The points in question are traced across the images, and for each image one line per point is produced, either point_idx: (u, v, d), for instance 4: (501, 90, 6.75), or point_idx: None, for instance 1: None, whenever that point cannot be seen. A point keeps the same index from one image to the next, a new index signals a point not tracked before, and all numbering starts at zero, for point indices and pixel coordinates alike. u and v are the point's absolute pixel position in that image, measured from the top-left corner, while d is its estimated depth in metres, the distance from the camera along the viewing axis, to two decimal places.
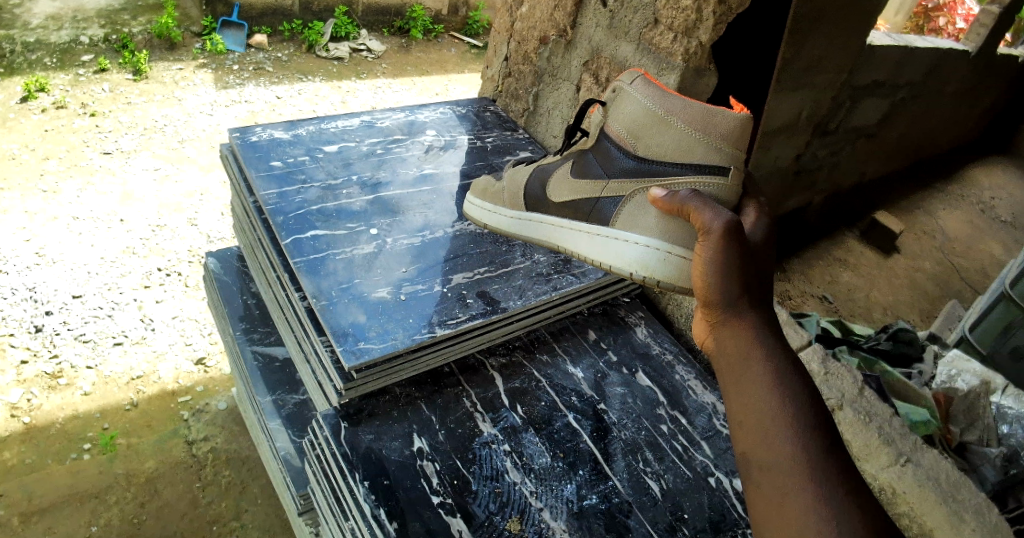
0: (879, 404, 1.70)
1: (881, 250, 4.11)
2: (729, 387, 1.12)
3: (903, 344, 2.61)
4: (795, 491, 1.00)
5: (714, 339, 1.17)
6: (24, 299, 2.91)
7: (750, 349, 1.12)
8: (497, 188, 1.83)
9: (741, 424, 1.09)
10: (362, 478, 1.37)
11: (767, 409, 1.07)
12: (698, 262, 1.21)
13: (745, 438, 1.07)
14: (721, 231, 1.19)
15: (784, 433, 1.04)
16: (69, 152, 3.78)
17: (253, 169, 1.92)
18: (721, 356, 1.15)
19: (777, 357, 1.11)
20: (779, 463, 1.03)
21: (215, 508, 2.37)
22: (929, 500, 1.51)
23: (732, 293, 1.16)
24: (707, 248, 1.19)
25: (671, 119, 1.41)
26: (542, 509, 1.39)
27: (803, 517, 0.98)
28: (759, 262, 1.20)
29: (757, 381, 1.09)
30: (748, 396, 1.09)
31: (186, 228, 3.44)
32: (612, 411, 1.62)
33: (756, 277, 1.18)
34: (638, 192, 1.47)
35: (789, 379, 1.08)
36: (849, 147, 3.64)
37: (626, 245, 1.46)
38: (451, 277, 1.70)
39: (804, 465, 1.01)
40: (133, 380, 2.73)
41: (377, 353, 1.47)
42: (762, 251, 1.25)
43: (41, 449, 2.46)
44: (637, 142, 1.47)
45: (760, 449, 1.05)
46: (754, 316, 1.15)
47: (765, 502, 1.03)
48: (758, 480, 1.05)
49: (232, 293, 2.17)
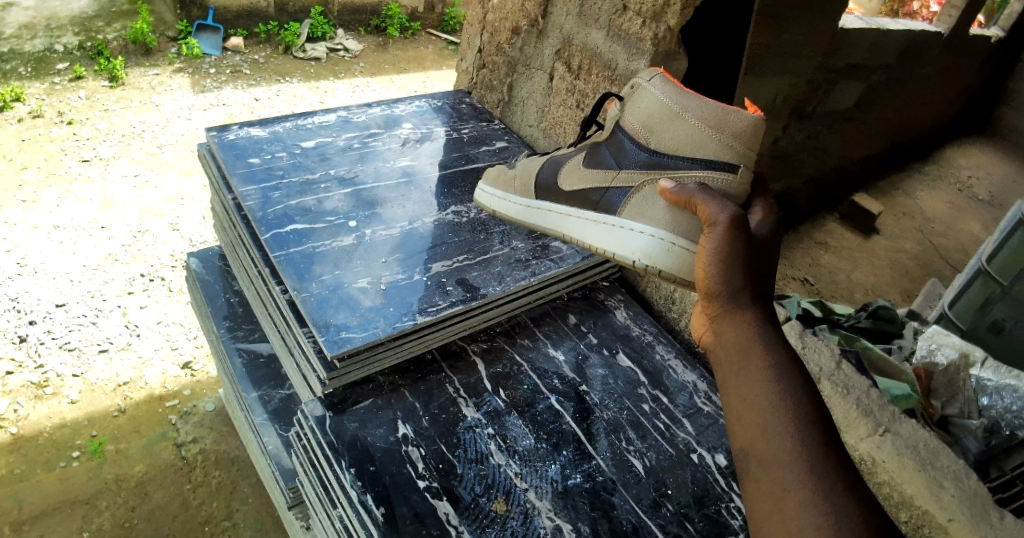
0: (856, 377, 1.74)
1: (861, 232, 4.15)
2: (728, 381, 1.14)
3: (883, 322, 2.65)
4: (794, 486, 1.01)
5: (715, 334, 1.19)
6: (7, 310, 2.89)
7: (750, 345, 1.14)
8: (508, 175, 1.82)
9: (740, 418, 1.10)
10: (348, 465, 1.39)
11: (766, 403, 1.08)
12: (701, 256, 1.24)
13: (744, 432, 1.09)
14: (725, 225, 1.22)
15: (783, 428, 1.06)
16: (47, 161, 3.75)
17: (231, 167, 1.92)
18: (720, 351, 1.17)
19: (777, 352, 1.12)
20: (778, 457, 1.04)
21: (207, 509, 2.38)
22: (908, 468, 1.53)
23: (733, 287, 1.18)
24: (712, 240, 1.23)
25: (685, 116, 1.42)
26: (526, 490, 1.41)
27: (802, 512, 0.99)
28: (760, 259, 1.22)
29: (756, 376, 1.11)
30: (747, 390, 1.11)
31: (168, 233, 3.43)
32: (594, 392, 1.64)
33: (758, 273, 1.20)
34: (647, 184, 1.48)
35: (789, 375, 1.10)
36: (826, 130, 3.69)
37: (631, 234, 1.48)
38: (431, 266, 1.72)
39: (804, 461, 1.02)
40: (120, 386, 2.72)
41: (359, 342, 1.49)
42: (768, 246, 1.26)
43: (29, 458, 2.44)
44: (650, 136, 1.47)
45: (759, 444, 1.07)
46: (755, 312, 1.17)
47: (762, 497, 1.04)
48: (755, 474, 1.06)
49: (215, 292, 2.18)
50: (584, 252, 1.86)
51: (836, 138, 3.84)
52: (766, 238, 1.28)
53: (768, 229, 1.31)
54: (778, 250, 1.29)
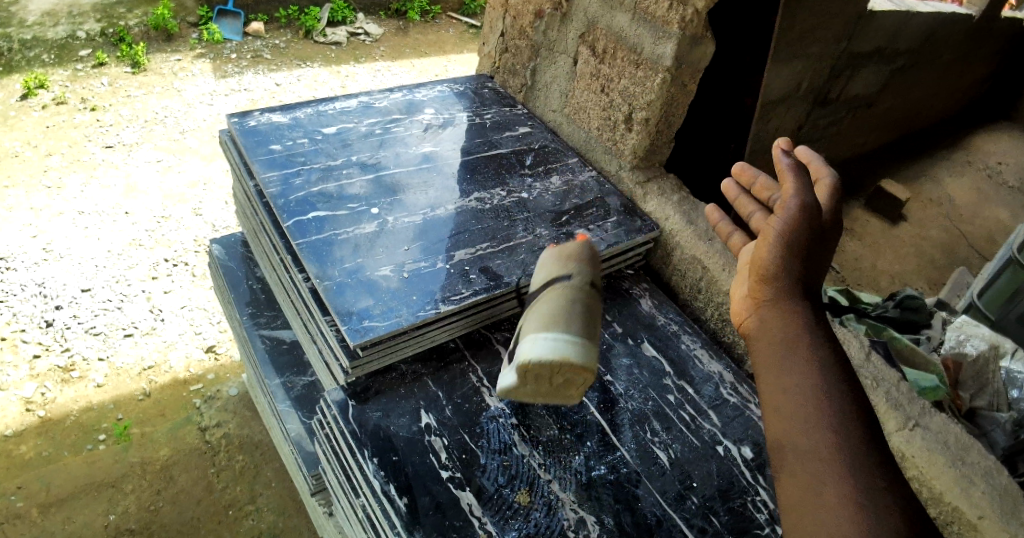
0: (886, 369, 1.70)
1: (889, 218, 4.03)
2: (768, 367, 1.13)
3: (910, 312, 2.54)
4: (831, 480, 0.99)
5: (757, 319, 1.19)
6: (34, 295, 2.93)
7: (795, 332, 1.13)
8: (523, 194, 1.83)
9: (778, 408, 1.08)
10: (371, 454, 1.39)
11: (809, 396, 1.06)
12: (763, 241, 1.23)
13: (782, 419, 1.07)
14: (795, 212, 1.22)
15: (825, 420, 1.03)
16: (71, 147, 3.78)
17: (253, 153, 1.92)
18: (763, 335, 1.16)
19: (822, 345, 1.11)
20: (816, 448, 1.02)
21: (230, 492, 2.40)
22: (937, 463, 1.49)
23: (791, 273, 1.18)
24: (777, 227, 1.22)
25: (552, 254, 1.58)
26: (550, 481, 1.40)
27: (836, 504, 0.97)
28: (820, 251, 1.23)
29: (800, 366, 1.09)
30: (789, 377, 1.09)
31: (191, 218, 3.45)
32: (618, 382, 1.63)
33: (813, 270, 1.21)
34: (536, 309, 1.50)
35: (834, 369, 1.08)
36: (849, 116, 3.61)
37: (527, 343, 1.41)
38: (454, 253, 1.71)
39: (844, 454, 1.00)
40: (145, 370, 2.75)
41: (382, 330, 1.48)
42: (828, 247, 1.25)
43: (57, 442, 2.49)
44: (538, 272, 1.58)
45: (798, 436, 1.04)
46: (805, 303, 1.17)
47: (796, 489, 1.01)
48: (790, 464, 1.03)
49: (238, 278, 2.18)
50: (608, 241, 1.84)
51: (856, 123, 3.76)
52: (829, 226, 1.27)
53: (832, 211, 1.29)
54: (837, 240, 1.27)
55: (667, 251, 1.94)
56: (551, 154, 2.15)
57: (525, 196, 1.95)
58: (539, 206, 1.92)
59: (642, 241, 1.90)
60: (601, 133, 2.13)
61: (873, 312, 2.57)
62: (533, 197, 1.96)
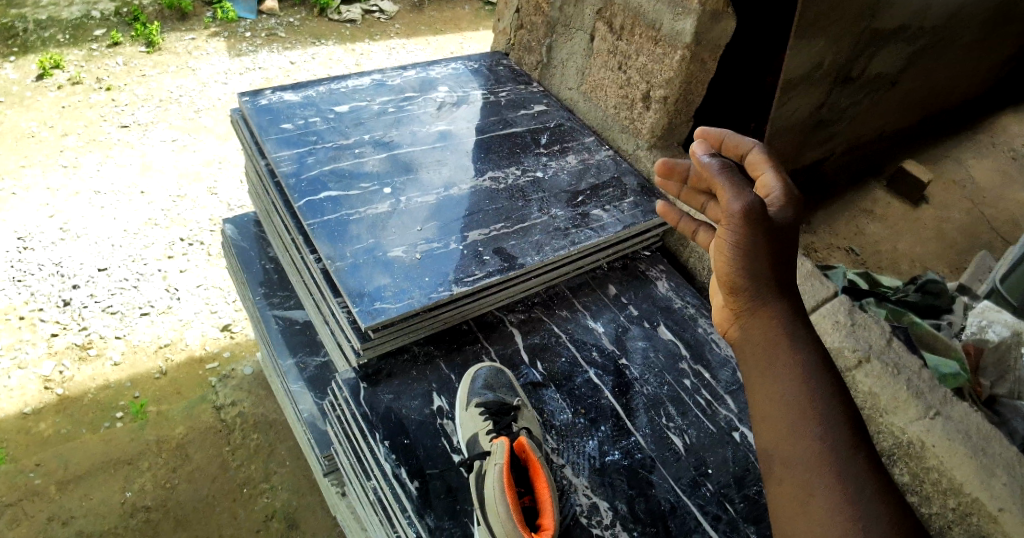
0: (907, 355, 1.66)
1: (909, 199, 3.89)
2: (756, 379, 1.17)
3: (930, 296, 2.51)
4: (822, 489, 1.04)
5: (740, 331, 1.22)
6: (51, 274, 2.95)
7: (776, 344, 1.16)
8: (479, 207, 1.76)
9: (767, 418, 1.13)
10: (382, 437, 1.39)
11: (796, 405, 1.10)
12: (721, 251, 1.24)
13: (771, 430, 1.12)
14: (740, 218, 1.20)
15: (812, 430, 1.08)
16: (87, 127, 3.78)
17: (265, 132, 1.90)
18: (748, 348, 1.20)
19: (806, 352, 1.15)
20: (805, 459, 1.07)
21: (245, 471, 2.42)
22: (958, 453, 1.46)
23: (758, 279, 1.20)
24: (729, 235, 1.21)
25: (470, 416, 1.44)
26: (564, 466, 1.42)
27: (827, 512, 1.02)
28: (783, 241, 1.23)
29: (784, 377, 1.13)
30: (775, 391, 1.13)
31: (206, 197, 3.44)
32: (633, 366, 1.61)
33: (782, 268, 1.21)
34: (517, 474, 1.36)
35: (819, 375, 1.12)
36: (872, 96, 3.45)
37: None
38: (468, 234, 1.69)
39: (832, 461, 1.05)
40: (161, 348, 2.77)
41: (394, 312, 1.47)
42: (790, 238, 1.25)
43: (75, 419, 2.52)
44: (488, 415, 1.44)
45: (786, 446, 1.09)
46: (781, 305, 1.19)
47: (789, 498, 1.07)
48: (780, 473, 1.09)
49: (250, 258, 2.16)
50: (625, 222, 1.81)
51: (877, 106, 3.57)
52: (783, 211, 1.27)
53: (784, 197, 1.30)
54: (796, 218, 1.28)
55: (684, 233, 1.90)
56: (567, 133, 2.11)
57: (540, 175, 1.92)
58: (554, 186, 1.89)
59: (661, 221, 1.86)
60: (619, 112, 2.08)
61: (892, 296, 2.53)
62: (549, 176, 1.92)
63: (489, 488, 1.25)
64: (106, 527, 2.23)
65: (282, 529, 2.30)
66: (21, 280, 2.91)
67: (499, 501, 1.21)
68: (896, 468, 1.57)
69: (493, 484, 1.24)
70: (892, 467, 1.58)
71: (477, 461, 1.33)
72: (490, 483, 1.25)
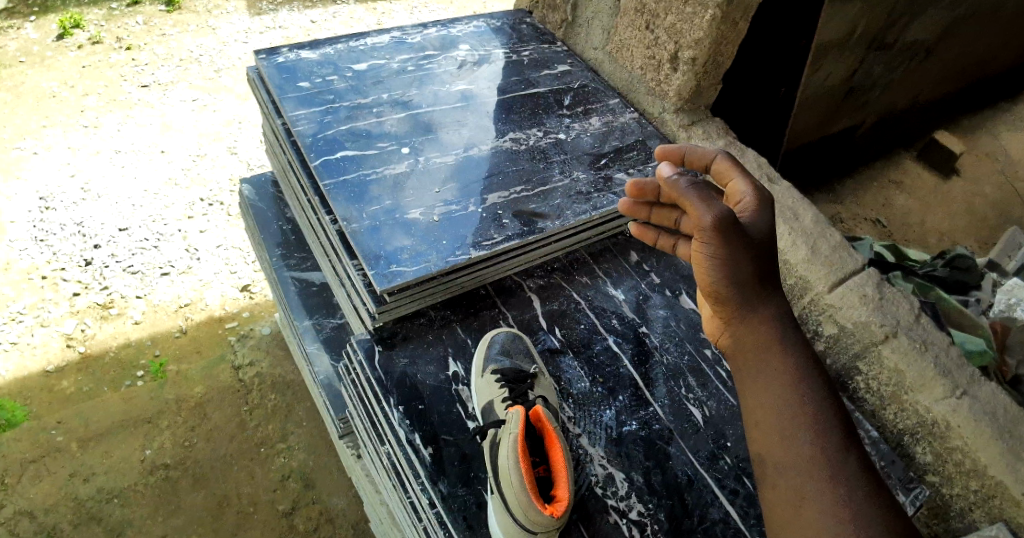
0: (936, 332, 1.61)
1: (940, 170, 3.62)
2: (747, 386, 1.17)
3: (959, 273, 2.41)
4: (814, 493, 1.04)
5: (731, 337, 1.21)
6: (73, 234, 2.95)
7: (766, 349, 1.16)
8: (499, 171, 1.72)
9: (759, 425, 1.13)
10: (396, 402, 1.38)
11: (786, 409, 1.11)
12: (699, 263, 1.19)
13: (763, 437, 1.12)
14: (713, 229, 1.15)
15: (803, 435, 1.08)
16: (108, 87, 3.72)
17: (281, 90, 1.86)
18: (740, 353, 1.19)
19: (794, 354, 1.15)
20: (797, 464, 1.07)
21: (263, 430, 2.45)
22: (984, 435, 1.45)
23: (742, 286, 1.17)
24: (705, 248, 1.17)
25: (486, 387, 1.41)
26: (580, 435, 1.40)
27: (820, 516, 1.02)
28: (761, 244, 1.19)
29: (773, 382, 1.13)
30: (766, 396, 1.13)
31: (226, 157, 3.42)
32: (654, 334, 1.58)
33: (765, 272, 1.19)
34: None
35: (809, 378, 1.13)
36: (906, 64, 3.30)
37: None
38: (487, 196, 1.65)
39: (823, 464, 1.05)
40: (181, 308, 2.79)
41: (410, 276, 1.44)
42: (769, 240, 1.21)
43: (97, 377, 2.55)
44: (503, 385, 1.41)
45: (777, 451, 1.09)
46: (768, 309, 1.18)
47: (781, 501, 1.06)
48: (773, 478, 1.09)
49: (268, 219, 2.14)
50: None
51: (912, 75, 3.43)
52: (759, 214, 1.22)
53: (757, 203, 1.24)
54: (772, 221, 1.23)
55: None
56: (591, 94, 2.04)
57: (562, 137, 1.87)
58: (576, 148, 1.84)
59: None
60: (645, 73, 2.01)
61: (919, 270, 2.44)
62: (571, 138, 1.87)
63: (503, 455, 1.20)
64: (127, 484, 2.27)
65: (299, 489, 2.33)
66: (43, 240, 2.92)
67: (512, 468, 1.16)
68: (919, 447, 1.56)
69: (507, 452, 1.19)
70: (913, 447, 1.58)
71: (493, 429, 1.29)
72: (505, 450, 1.20)
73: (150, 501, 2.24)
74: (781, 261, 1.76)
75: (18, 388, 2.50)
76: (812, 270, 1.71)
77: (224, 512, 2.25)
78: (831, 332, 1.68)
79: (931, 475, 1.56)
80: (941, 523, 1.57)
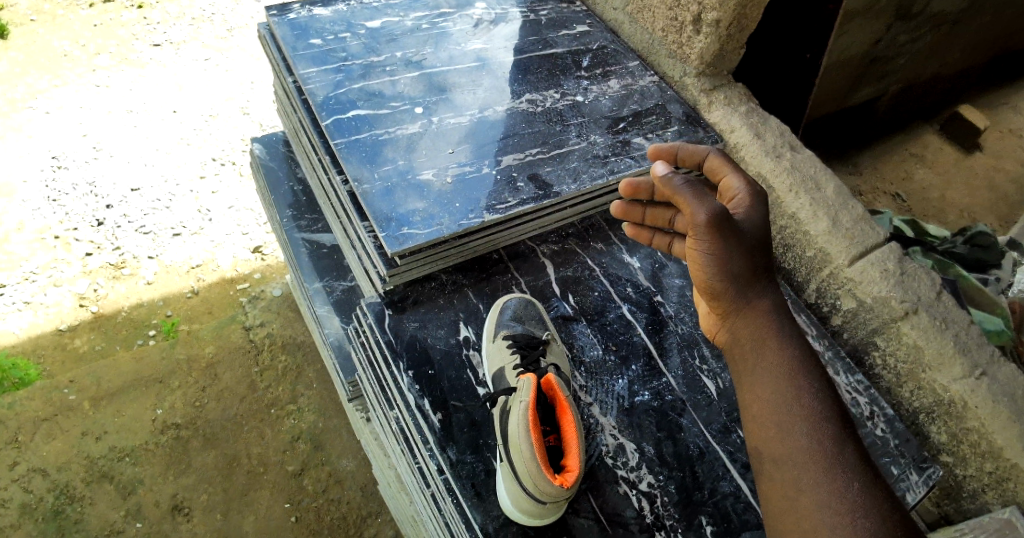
0: (957, 310, 1.56)
1: (961, 144, 3.38)
2: (743, 381, 1.12)
3: (979, 250, 2.33)
4: (810, 486, 0.98)
5: (728, 332, 1.18)
6: (84, 193, 2.94)
7: (763, 342, 1.12)
8: (517, 133, 1.68)
9: (755, 419, 1.08)
10: (406, 367, 1.37)
11: (782, 402, 1.05)
12: (693, 260, 1.18)
13: (759, 431, 1.07)
14: (707, 226, 1.14)
15: (800, 427, 1.03)
16: (119, 46, 3.60)
17: (292, 47, 1.81)
18: (737, 347, 1.15)
19: (791, 346, 1.10)
20: (794, 457, 1.01)
21: (273, 392, 2.46)
22: (1001, 417, 1.41)
23: (738, 280, 1.15)
24: (699, 245, 1.16)
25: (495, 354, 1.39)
26: (591, 404, 1.38)
27: (816, 511, 0.96)
28: (754, 238, 1.18)
29: (768, 375, 1.09)
30: (762, 390, 1.08)
31: (238, 117, 3.37)
32: (669, 304, 1.55)
33: (762, 266, 1.17)
34: None
35: (806, 370, 1.08)
36: (932, 33, 3.18)
37: None
38: (502, 158, 1.61)
39: (820, 457, 0.99)
40: (193, 269, 2.78)
41: (422, 239, 1.41)
42: (763, 236, 1.20)
43: (110, 336, 2.57)
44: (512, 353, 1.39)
45: (774, 444, 1.04)
46: (765, 301, 1.15)
47: (778, 497, 1.01)
48: (770, 473, 1.04)
49: (279, 179, 2.12)
50: None
51: (939, 44, 3.30)
52: (752, 209, 1.21)
53: (751, 200, 1.23)
54: (767, 215, 1.22)
55: None
56: (610, 56, 1.98)
57: (580, 99, 1.81)
58: (594, 110, 1.79)
59: None
60: (667, 34, 1.93)
61: (938, 246, 2.39)
62: (589, 101, 1.82)
63: (513, 424, 1.18)
64: (138, 442, 2.29)
65: (308, 450, 2.35)
66: (55, 200, 2.91)
67: (522, 438, 1.14)
68: (934, 426, 1.54)
69: (518, 421, 1.17)
70: (929, 425, 1.56)
71: (503, 396, 1.27)
72: (516, 419, 1.18)
73: (161, 460, 2.27)
74: (801, 233, 1.69)
75: (32, 346, 2.52)
76: (832, 243, 1.65)
77: (234, 472, 2.27)
78: (849, 306, 1.65)
79: (945, 454, 1.54)
80: (952, 504, 1.56)
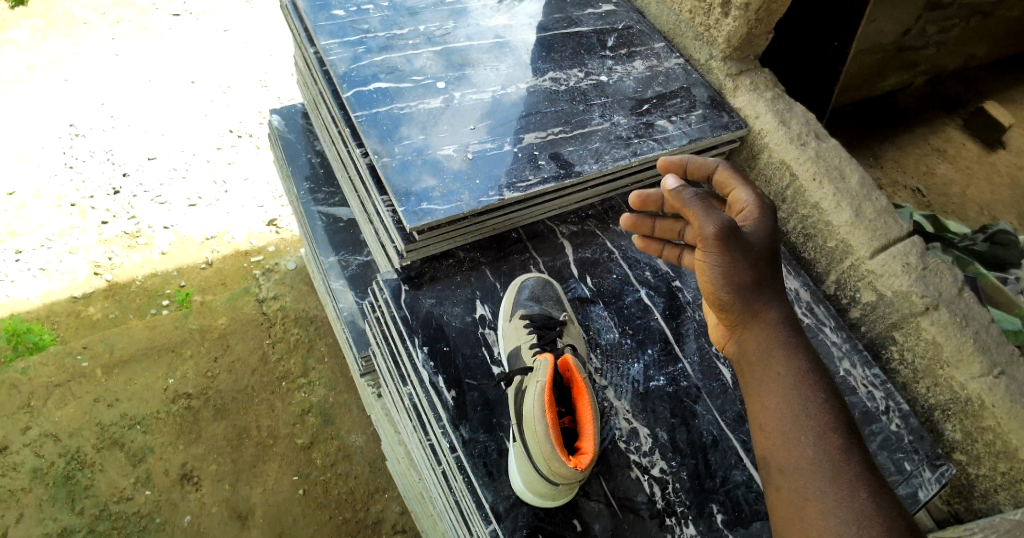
0: (978, 306, 1.53)
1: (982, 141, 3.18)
2: (750, 392, 1.11)
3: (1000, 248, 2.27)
4: (817, 495, 0.97)
5: (734, 344, 1.16)
6: (102, 162, 2.94)
7: (771, 352, 1.10)
8: (540, 111, 1.66)
9: (762, 430, 1.07)
10: (421, 343, 1.36)
11: (789, 413, 1.04)
12: (701, 272, 1.16)
13: (765, 442, 1.06)
14: (715, 239, 1.13)
15: (806, 438, 1.02)
16: (139, 14, 3.58)
17: (313, 18, 1.79)
18: (743, 359, 1.13)
19: (798, 357, 1.09)
20: (800, 466, 1.00)
21: (285, 365, 2.47)
22: (1018, 416, 1.39)
23: (747, 290, 1.13)
24: (707, 257, 1.14)
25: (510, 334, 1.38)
26: (606, 387, 1.37)
27: (823, 521, 0.95)
28: (762, 250, 1.16)
29: (775, 386, 1.07)
30: (767, 401, 1.07)
31: (256, 90, 3.36)
32: (687, 290, 1.54)
33: (770, 276, 1.15)
34: None
35: (812, 380, 1.06)
36: (962, 24, 3.14)
37: None
38: (523, 136, 1.59)
39: (827, 466, 0.99)
40: (207, 240, 2.79)
41: (440, 215, 1.40)
42: (772, 248, 1.18)
43: (124, 304, 2.59)
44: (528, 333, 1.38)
45: (780, 453, 1.03)
46: (773, 310, 1.13)
47: (785, 506, 1.00)
48: (777, 482, 1.03)
49: (296, 151, 2.10)
50: (691, 135, 1.70)
51: (968, 35, 3.24)
52: (759, 222, 1.19)
53: (759, 213, 1.21)
54: (775, 227, 1.20)
55: (753, 153, 1.81)
56: (635, 36, 1.95)
57: (604, 79, 1.78)
58: (618, 91, 1.76)
59: (729, 138, 1.77)
60: (693, 16, 1.89)
61: (957, 242, 2.32)
62: (613, 81, 1.79)
63: (528, 405, 1.18)
64: (150, 411, 2.31)
65: (318, 423, 2.36)
66: (72, 167, 2.92)
67: (537, 418, 1.13)
68: (949, 424, 1.52)
69: (533, 401, 1.16)
70: (943, 423, 1.54)
71: (519, 376, 1.27)
72: (530, 400, 1.17)
73: (172, 429, 2.29)
74: (824, 223, 1.67)
75: (46, 312, 2.54)
76: (854, 235, 1.62)
77: (244, 443, 2.29)
78: (869, 299, 1.62)
79: (958, 453, 1.52)
80: (962, 502, 1.54)
